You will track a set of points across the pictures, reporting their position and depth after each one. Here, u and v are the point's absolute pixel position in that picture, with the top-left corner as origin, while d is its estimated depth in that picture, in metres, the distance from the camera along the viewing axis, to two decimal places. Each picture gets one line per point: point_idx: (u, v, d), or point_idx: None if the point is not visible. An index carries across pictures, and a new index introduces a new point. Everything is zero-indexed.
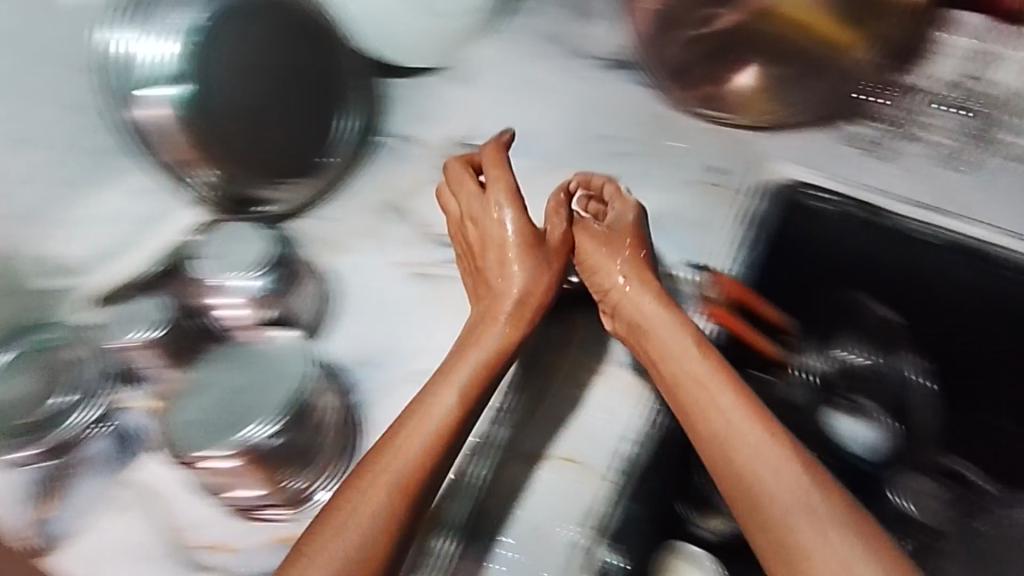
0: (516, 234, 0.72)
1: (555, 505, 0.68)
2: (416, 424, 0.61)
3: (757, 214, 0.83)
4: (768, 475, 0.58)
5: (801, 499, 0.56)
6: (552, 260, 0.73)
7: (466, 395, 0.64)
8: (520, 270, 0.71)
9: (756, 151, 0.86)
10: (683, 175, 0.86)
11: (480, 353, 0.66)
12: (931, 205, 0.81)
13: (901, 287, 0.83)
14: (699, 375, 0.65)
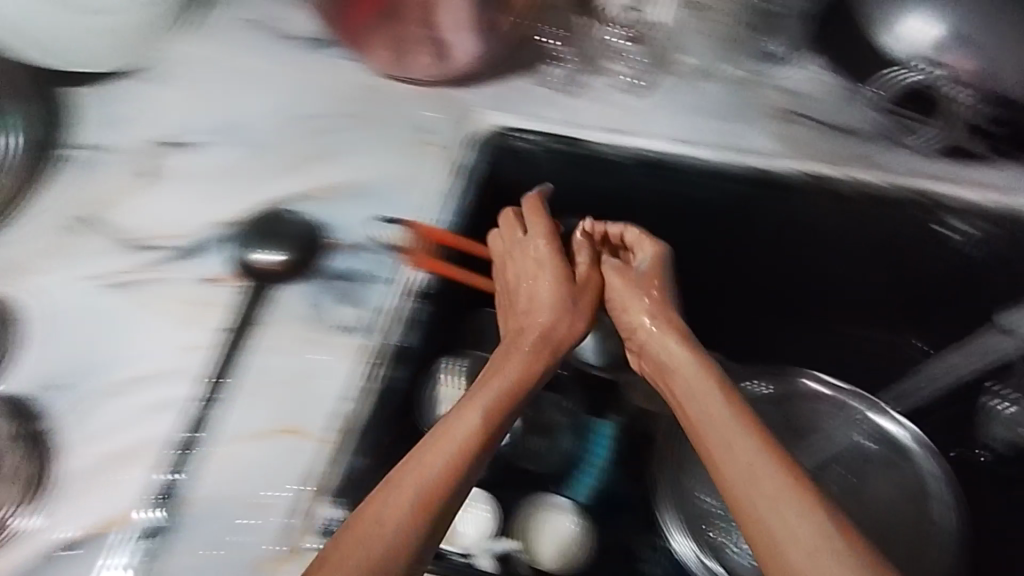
0: (557, 282, 0.75)
1: (259, 475, 0.62)
2: (441, 441, 0.61)
3: (465, 161, 0.84)
4: (747, 478, 0.57)
5: (786, 502, 0.55)
6: (582, 302, 0.76)
7: (490, 417, 0.64)
8: (543, 308, 0.74)
9: (455, 104, 0.88)
10: (387, 139, 0.85)
11: (502, 382, 0.67)
12: (619, 129, 0.87)
13: (613, 204, 0.89)
14: (713, 410, 0.63)
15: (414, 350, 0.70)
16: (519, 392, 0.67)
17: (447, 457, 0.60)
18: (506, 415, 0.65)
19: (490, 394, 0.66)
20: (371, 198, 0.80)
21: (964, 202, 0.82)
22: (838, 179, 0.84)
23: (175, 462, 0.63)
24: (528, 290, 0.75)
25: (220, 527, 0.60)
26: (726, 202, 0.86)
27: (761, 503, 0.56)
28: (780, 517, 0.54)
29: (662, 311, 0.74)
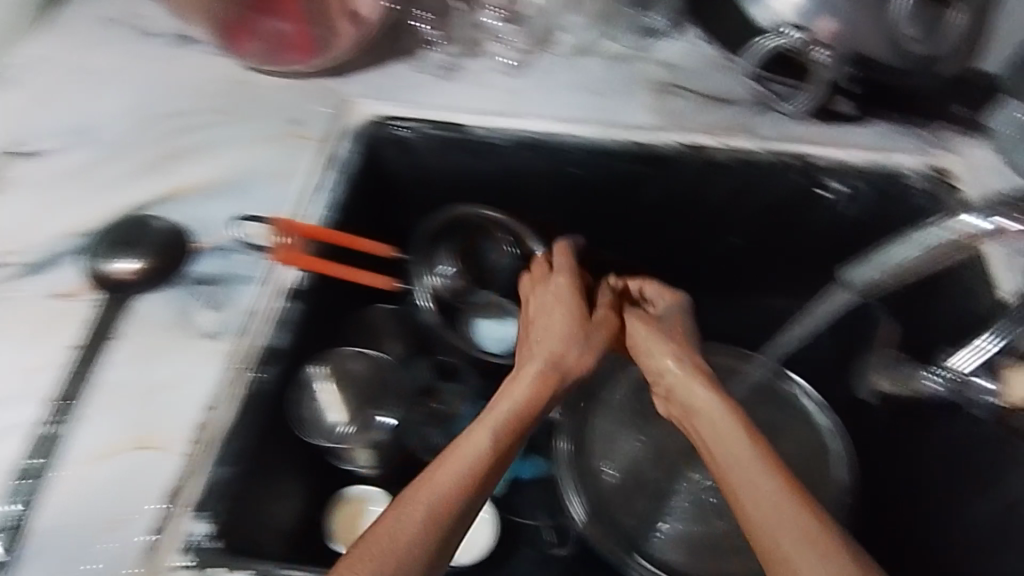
0: (572, 314, 0.74)
1: (110, 494, 0.59)
2: (452, 457, 0.57)
3: (344, 153, 0.82)
4: (752, 486, 0.53)
5: (789, 508, 0.50)
6: (595, 336, 0.73)
7: (500, 437, 0.60)
8: (552, 339, 0.71)
9: (332, 94, 0.87)
10: (260, 131, 0.83)
11: (512, 402, 0.64)
12: (495, 111, 0.86)
13: (501, 187, 0.90)
14: (729, 430, 0.59)
15: (284, 350, 0.68)
16: (525, 422, 0.63)
17: (455, 474, 0.55)
18: (516, 439, 0.61)
19: (501, 419, 0.62)
20: (239, 195, 0.77)
21: (837, 160, 0.82)
22: (712, 147, 0.83)
23: (17, 488, 0.59)
24: (546, 322, 0.73)
25: (66, 558, 0.56)
26: (606, 177, 0.87)
27: (762, 511, 0.51)
28: (779, 521, 0.50)
29: (677, 346, 0.73)
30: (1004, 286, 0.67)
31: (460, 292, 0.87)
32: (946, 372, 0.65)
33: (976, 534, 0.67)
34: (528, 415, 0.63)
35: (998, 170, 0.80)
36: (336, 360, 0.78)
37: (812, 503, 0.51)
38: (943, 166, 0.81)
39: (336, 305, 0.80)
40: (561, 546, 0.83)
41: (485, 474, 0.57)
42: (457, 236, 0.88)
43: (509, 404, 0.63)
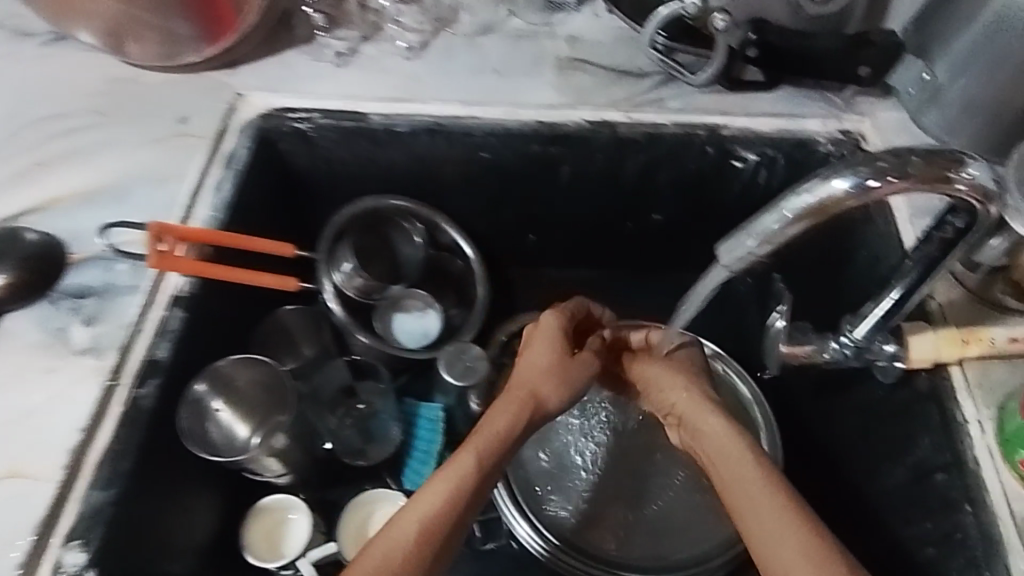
0: (555, 353, 0.70)
1: None
2: (440, 479, 0.60)
3: (243, 151, 0.79)
4: (744, 501, 0.57)
5: (776, 517, 0.54)
6: (581, 370, 0.70)
7: (483, 456, 0.62)
8: (534, 373, 0.69)
9: (221, 87, 0.83)
10: (144, 132, 0.79)
11: (502, 427, 0.65)
12: (394, 98, 0.83)
13: (411, 176, 0.87)
14: (736, 449, 0.60)
15: (163, 362, 0.65)
16: (511, 445, 0.64)
17: (444, 495, 0.59)
18: (502, 460, 0.63)
19: (485, 439, 0.63)
20: (121, 201, 0.74)
21: (743, 130, 0.80)
22: (619, 123, 0.81)
23: None
24: (534, 359, 0.70)
25: None
26: (522, 161, 0.84)
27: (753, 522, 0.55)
28: (767, 530, 0.54)
29: (670, 382, 0.69)
30: (904, 243, 0.66)
31: (372, 290, 0.83)
32: (850, 339, 0.62)
33: (890, 499, 0.67)
34: (511, 439, 0.64)
35: (906, 130, 0.79)
36: (215, 375, 0.69)
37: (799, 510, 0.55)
38: (853, 131, 0.79)
39: (247, 311, 0.78)
40: (494, 541, 0.81)
41: (471, 499, 0.60)
42: (371, 232, 0.86)
43: (490, 427, 0.64)
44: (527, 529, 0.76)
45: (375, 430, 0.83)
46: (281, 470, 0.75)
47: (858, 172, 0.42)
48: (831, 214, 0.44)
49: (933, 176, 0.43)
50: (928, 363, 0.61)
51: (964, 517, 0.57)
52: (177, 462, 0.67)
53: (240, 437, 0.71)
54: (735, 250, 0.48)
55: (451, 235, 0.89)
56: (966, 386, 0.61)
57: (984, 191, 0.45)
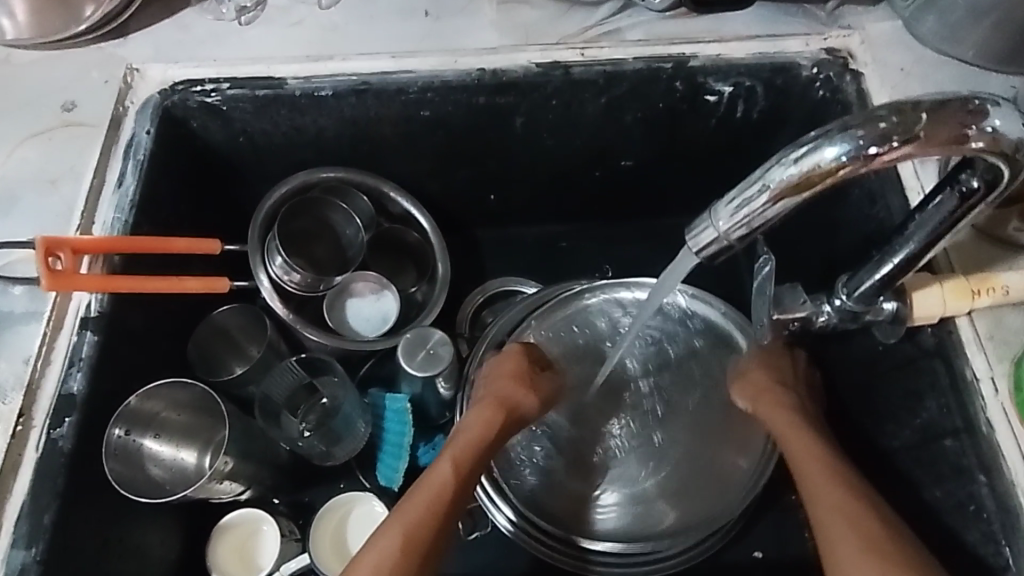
0: (520, 362, 0.68)
1: None
2: (419, 489, 0.58)
3: (146, 136, 0.69)
4: (824, 517, 0.54)
5: (858, 537, 0.52)
6: (542, 383, 0.67)
7: (460, 464, 0.59)
8: (504, 382, 0.66)
9: (111, 61, 0.71)
10: (27, 126, 0.69)
11: (475, 434, 0.62)
12: (313, 57, 0.71)
13: (346, 142, 0.77)
14: (798, 434, 0.61)
15: (79, 396, 0.57)
16: (488, 451, 0.62)
17: (424, 505, 0.57)
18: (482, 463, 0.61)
19: (461, 447, 0.61)
20: (16, 212, 0.65)
21: (715, 59, 0.70)
22: (573, 63, 0.71)
23: None
24: (500, 372, 0.67)
25: None
26: (466, 114, 0.74)
27: (830, 537, 0.53)
28: (848, 549, 0.52)
29: (768, 401, 0.64)
30: (909, 202, 0.56)
31: (314, 283, 0.74)
32: (845, 301, 0.55)
33: (898, 459, 0.62)
34: (486, 444, 0.61)
35: (898, 42, 0.69)
36: (131, 414, 0.61)
37: (884, 531, 0.52)
38: (839, 49, 0.70)
39: (175, 316, 0.70)
40: (479, 529, 0.75)
41: (453, 511, 0.58)
42: (306, 214, 0.76)
43: (466, 436, 0.61)
44: (506, 518, 0.68)
45: (339, 428, 0.75)
46: (238, 488, 0.68)
47: (853, 136, 0.35)
48: (820, 188, 0.36)
49: (946, 134, 0.35)
50: (933, 318, 0.54)
51: (978, 487, 0.53)
52: (114, 501, 0.60)
53: (189, 465, 0.67)
54: (701, 234, 0.40)
55: (402, 205, 0.79)
56: (976, 339, 0.55)
57: (1012, 143, 0.35)
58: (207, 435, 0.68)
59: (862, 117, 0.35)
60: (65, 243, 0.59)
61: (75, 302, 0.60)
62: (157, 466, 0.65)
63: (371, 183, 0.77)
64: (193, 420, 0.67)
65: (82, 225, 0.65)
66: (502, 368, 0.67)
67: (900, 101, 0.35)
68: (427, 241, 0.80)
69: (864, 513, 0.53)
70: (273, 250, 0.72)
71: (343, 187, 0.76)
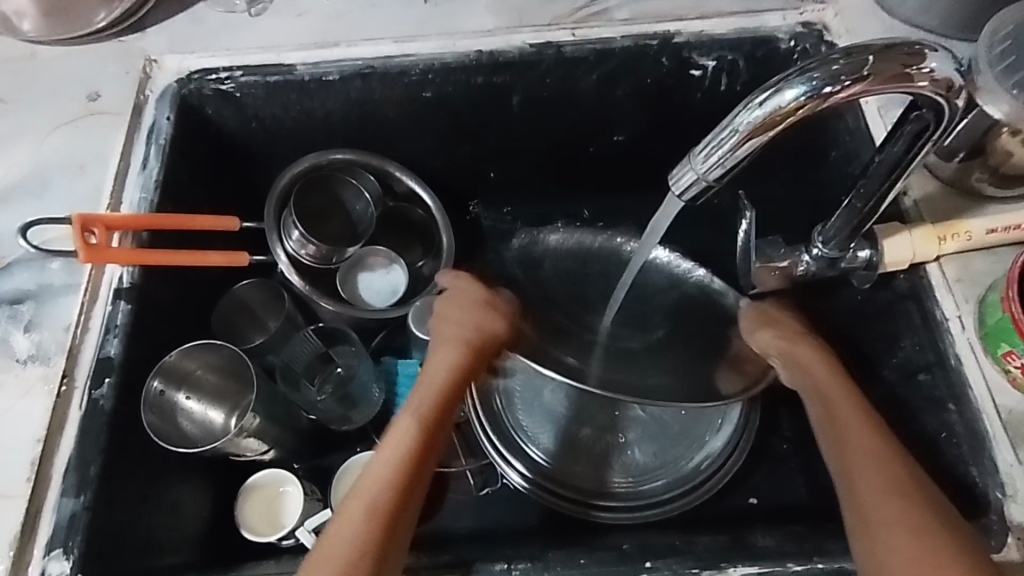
0: (469, 296, 0.69)
1: None
2: (391, 435, 0.59)
3: (166, 122, 0.73)
4: (855, 459, 0.54)
5: (884, 477, 0.52)
6: (497, 311, 0.68)
7: (427, 411, 0.61)
8: (459, 319, 0.67)
9: (130, 53, 0.76)
10: (53, 115, 0.73)
11: (440, 379, 0.64)
12: (320, 43, 0.76)
13: (353, 124, 0.81)
14: (830, 385, 0.61)
15: (116, 359, 0.62)
16: (454, 391, 0.64)
17: (400, 449, 0.58)
18: (450, 407, 0.63)
19: (423, 393, 0.63)
20: (47, 195, 0.69)
21: (698, 35, 0.75)
22: (564, 42, 0.75)
23: None
24: (450, 313, 0.68)
25: None
26: (466, 94, 0.78)
27: (858, 476, 0.53)
28: (873, 488, 0.52)
29: (800, 354, 0.64)
30: (874, 139, 0.62)
31: (327, 255, 0.78)
32: (823, 250, 0.60)
33: (878, 400, 0.66)
34: (450, 387, 0.64)
35: (870, 14, 0.74)
36: (168, 369, 0.67)
37: (912, 475, 0.52)
38: (815, 22, 0.74)
39: (198, 290, 0.75)
40: (491, 486, 0.80)
41: (423, 465, 0.58)
42: (319, 191, 0.81)
43: (428, 380, 0.64)
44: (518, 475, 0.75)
45: (356, 394, 0.81)
46: (263, 447, 0.73)
47: (810, 78, 0.39)
48: (784, 127, 0.41)
49: (891, 73, 0.39)
50: (904, 263, 0.59)
51: (950, 415, 0.57)
52: (149, 459, 0.65)
53: (217, 424, 0.73)
54: (683, 178, 0.45)
55: (406, 183, 0.82)
56: (946, 283, 0.59)
57: (946, 82, 0.41)
58: (234, 399, 0.73)
59: (818, 62, 0.40)
60: (99, 219, 0.64)
61: (109, 274, 0.65)
62: (188, 425, 0.70)
63: (380, 162, 0.80)
64: (222, 383, 0.73)
65: (111, 204, 0.69)
66: (453, 308, 0.69)
67: (852, 46, 0.40)
68: (429, 219, 0.85)
69: (898, 458, 0.53)
70: (288, 227, 0.76)
71: (351, 165, 0.80)
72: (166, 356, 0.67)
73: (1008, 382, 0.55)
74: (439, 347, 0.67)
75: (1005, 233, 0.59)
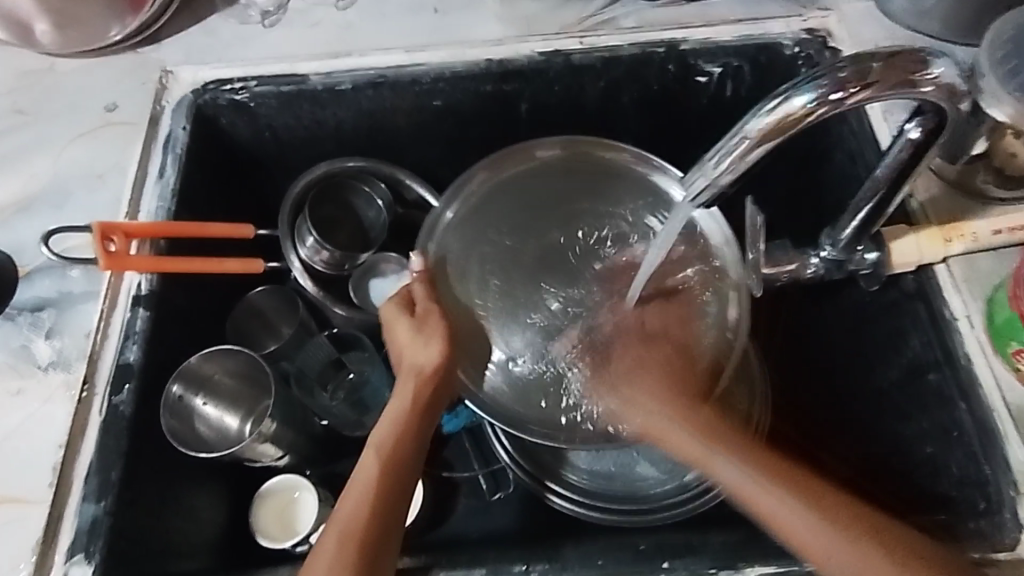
0: (406, 320, 0.63)
1: None
2: (351, 488, 0.57)
3: (181, 132, 0.74)
4: (780, 499, 0.50)
5: (821, 510, 0.49)
6: (431, 326, 0.62)
7: (381, 447, 0.59)
8: (404, 346, 0.63)
9: (147, 65, 0.77)
10: (71, 126, 0.74)
11: (392, 415, 0.61)
12: (333, 54, 0.77)
13: (363, 133, 0.82)
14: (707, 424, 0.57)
15: (135, 365, 0.63)
16: (413, 423, 0.61)
17: (361, 498, 0.55)
18: (408, 437, 0.60)
19: (384, 433, 0.60)
20: (66, 205, 0.71)
21: (704, 42, 0.76)
22: (572, 50, 0.77)
23: None
24: (401, 337, 0.63)
25: None
26: (475, 102, 0.79)
27: (796, 518, 0.49)
28: (816, 529, 0.48)
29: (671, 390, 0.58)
30: (879, 142, 0.63)
31: (340, 261, 0.79)
32: (829, 252, 0.61)
33: (887, 399, 0.66)
34: (409, 419, 0.61)
35: (872, 20, 0.75)
36: (188, 373, 0.67)
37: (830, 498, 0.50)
38: (818, 28, 0.75)
39: (213, 296, 0.76)
40: (503, 490, 0.80)
41: (398, 494, 0.57)
42: (329, 201, 0.82)
43: (386, 419, 0.61)
44: (504, 457, 0.78)
45: (368, 400, 0.82)
46: (279, 452, 0.73)
47: (818, 85, 0.40)
48: (793, 133, 0.42)
49: (897, 78, 0.41)
50: (911, 264, 0.60)
51: (959, 413, 0.57)
52: (167, 464, 0.65)
53: (232, 429, 0.73)
54: (695, 183, 0.46)
55: (416, 191, 0.84)
56: (953, 283, 0.60)
57: (948, 87, 0.42)
58: (249, 404, 0.74)
59: (827, 69, 0.41)
60: (121, 227, 0.65)
61: (128, 282, 0.66)
62: (206, 431, 0.71)
63: (391, 169, 0.83)
64: (238, 389, 0.74)
65: (130, 213, 0.71)
66: (402, 332, 0.63)
67: (858, 54, 0.41)
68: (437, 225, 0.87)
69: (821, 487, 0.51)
70: (301, 235, 0.78)
71: (362, 172, 0.81)
72: (188, 360, 0.68)
73: (1017, 379, 0.56)
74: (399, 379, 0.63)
75: (1012, 234, 0.59)
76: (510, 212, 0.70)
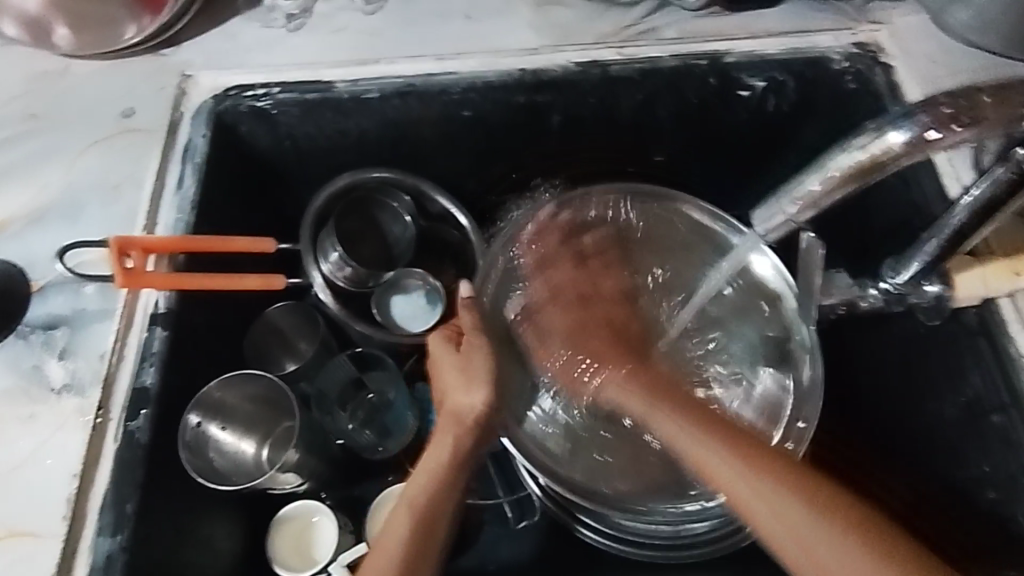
0: (456, 360, 0.61)
1: None
2: (381, 542, 0.54)
3: (201, 141, 0.71)
4: (775, 502, 0.47)
5: (815, 519, 0.46)
6: (477, 366, 0.60)
7: (415, 502, 0.56)
8: (452, 386, 0.61)
9: (165, 69, 0.74)
10: (86, 133, 0.71)
11: (427, 467, 0.58)
12: (359, 60, 0.74)
13: (388, 143, 0.79)
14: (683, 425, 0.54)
15: (153, 390, 0.60)
16: (456, 473, 0.58)
17: (392, 556, 0.53)
18: (449, 489, 0.58)
19: (419, 485, 0.57)
20: (80, 217, 0.67)
21: (748, 55, 0.73)
22: (610, 61, 0.73)
23: None
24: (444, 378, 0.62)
25: None
26: (506, 113, 0.76)
27: (796, 538, 0.46)
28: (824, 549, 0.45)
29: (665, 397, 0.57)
30: (947, 193, 0.60)
31: (363, 278, 0.76)
32: (892, 283, 0.58)
33: (942, 436, 0.63)
34: (450, 471, 0.58)
35: (925, 34, 0.71)
36: (206, 402, 0.65)
37: (823, 495, 0.47)
38: (868, 42, 0.72)
39: (232, 313, 0.73)
40: (529, 518, 0.77)
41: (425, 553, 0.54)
42: (356, 214, 0.79)
43: (421, 468, 0.58)
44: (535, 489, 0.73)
45: (390, 422, 0.79)
46: (300, 480, 0.70)
47: (916, 121, 0.40)
48: (886, 169, 0.41)
49: (1002, 117, 0.39)
50: (975, 298, 0.56)
51: None
52: (183, 493, 0.62)
53: (250, 455, 0.71)
54: (771, 216, 0.46)
55: (441, 204, 0.80)
56: (1018, 317, 0.57)
57: None
58: (267, 428, 0.72)
59: (926, 102, 0.40)
60: (137, 240, 0.62)
61: (145, 302, 0.62)
62: (223, 459, 0.68)
63: (420, 180, 0.79)
64: (257, 413, 0.71)
65: (148, 227, 0.67)
66: (450, 370, 0.61)
67: (962, 88, 0.40)
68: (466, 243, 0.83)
69: (807, 495, 0.47)
70: (323, 248, 0.75)
71: (391, 181, 0.78)
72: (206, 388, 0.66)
73: None
74: (439, 423, 0.61)
75: None
76: (575, 259, 0.72)
